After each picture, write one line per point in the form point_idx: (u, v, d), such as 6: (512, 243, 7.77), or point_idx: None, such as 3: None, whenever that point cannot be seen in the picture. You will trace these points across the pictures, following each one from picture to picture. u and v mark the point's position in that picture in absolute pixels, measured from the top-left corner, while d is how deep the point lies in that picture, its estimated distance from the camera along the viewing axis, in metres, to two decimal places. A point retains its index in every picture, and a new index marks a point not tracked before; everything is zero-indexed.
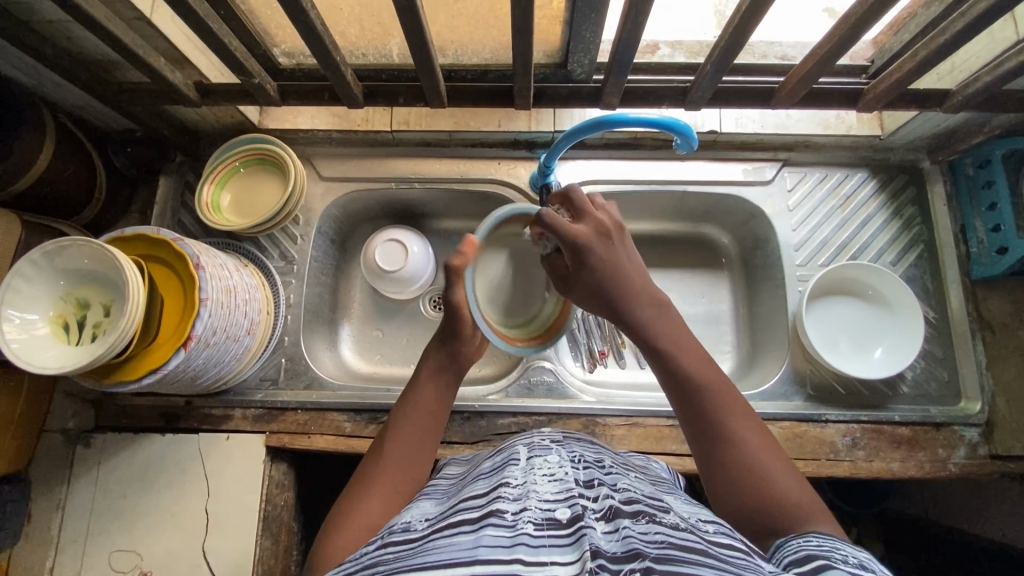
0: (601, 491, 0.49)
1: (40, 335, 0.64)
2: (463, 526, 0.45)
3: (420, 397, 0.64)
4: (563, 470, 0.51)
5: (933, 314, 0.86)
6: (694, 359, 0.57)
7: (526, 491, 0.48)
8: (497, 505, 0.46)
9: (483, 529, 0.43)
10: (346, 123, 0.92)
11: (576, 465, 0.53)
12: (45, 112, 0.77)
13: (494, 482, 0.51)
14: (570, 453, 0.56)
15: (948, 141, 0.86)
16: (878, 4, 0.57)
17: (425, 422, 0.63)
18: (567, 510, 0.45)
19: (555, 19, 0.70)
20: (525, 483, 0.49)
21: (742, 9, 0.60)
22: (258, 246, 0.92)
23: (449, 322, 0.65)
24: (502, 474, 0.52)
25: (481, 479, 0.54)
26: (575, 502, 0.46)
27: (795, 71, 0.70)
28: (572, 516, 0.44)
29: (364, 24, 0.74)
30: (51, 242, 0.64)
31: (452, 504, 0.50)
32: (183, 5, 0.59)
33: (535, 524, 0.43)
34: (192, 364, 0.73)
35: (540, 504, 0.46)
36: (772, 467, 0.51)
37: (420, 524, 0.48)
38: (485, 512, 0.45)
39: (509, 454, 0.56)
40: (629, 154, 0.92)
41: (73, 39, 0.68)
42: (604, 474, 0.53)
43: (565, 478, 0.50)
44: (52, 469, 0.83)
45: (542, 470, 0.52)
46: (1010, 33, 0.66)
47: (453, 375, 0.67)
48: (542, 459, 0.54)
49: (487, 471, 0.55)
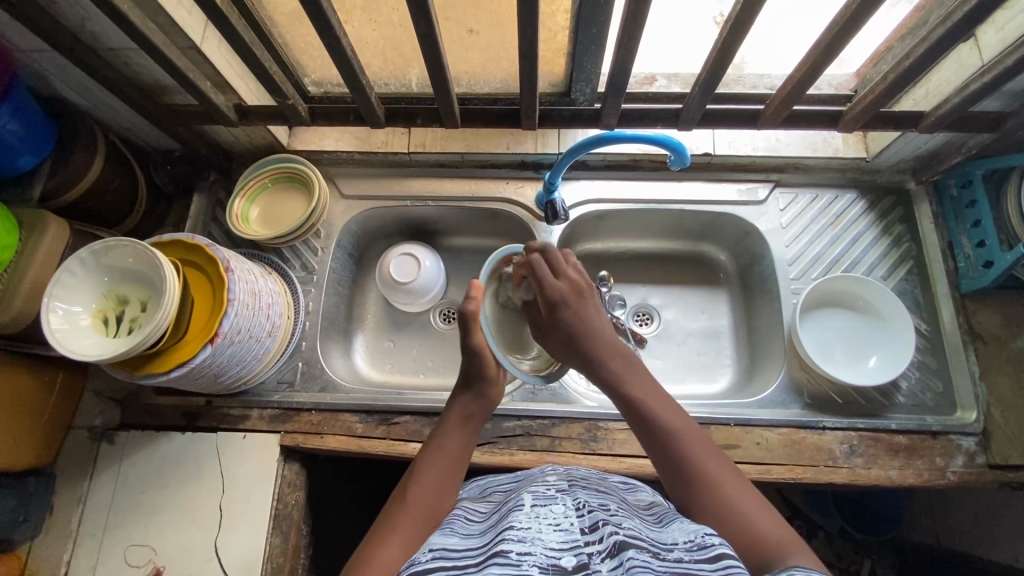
0: (606, 532, 0.50)
1: (83, 326, 0.70)
2: (469, 569, 0.48)
3: (447, 442, 0.68)
4: (568, 519, 0.53)
5: (925, 326, 0.89)
6: (666, 408, 0.63)
7: (531, 536, 0.50)
8: (503, 546, 0.49)
9: (489, 569, 0.46)
10: (368, 146, 0.99)
11: (581, 512, 0.54)
12: (98, 131, 0.86)
13: (500, 528, 0.53)
14: (575, 501, 0.57)
15: (931, 162, 0.91)
16: (846, 29, 0.64)
17: (450, 457, 0.67)
18: (573, 557, 0.47)
19: (560, 51, 0.79)
20: (530, 528, 0.51)
21: (723, 36, 0.67)
22: (281, 257, 0.98)
23: (470, 366, 0.75)
24: (508, 520, 0.54)
25: (489, 526, 0.56)
26: (581, 550, 0.48)
27: (777, 94, 0.77)
28: (578, 563, 0.47)
29: (387, 54, 0.83)
30: (101, 242, 0.71)
31: (460, 545, 0.53)
32: (231, 33, 0.68)
33: (540, 568, 0.46)
34: (218, 360, 0.77)
35: (546, 550, 0.48)
36: (747, 506, 0.55)
37: (425, 556, 0.51)
38: (491, 555, 0.48)
39: (514, 501, 0.58)
40: (629, 175, 0.98)
41: (131, 64, 0.76)
42: (609, 515, 0.54)
43: (570, 527, 0.52)
44: (77, 464, 0.87)
45: (547, 517, 0.53)
46: (975, 60, 0.73)
47: (474, 425, 0.72)
48: (547, 509, 0.55)
49: (493, 518, 0.57)
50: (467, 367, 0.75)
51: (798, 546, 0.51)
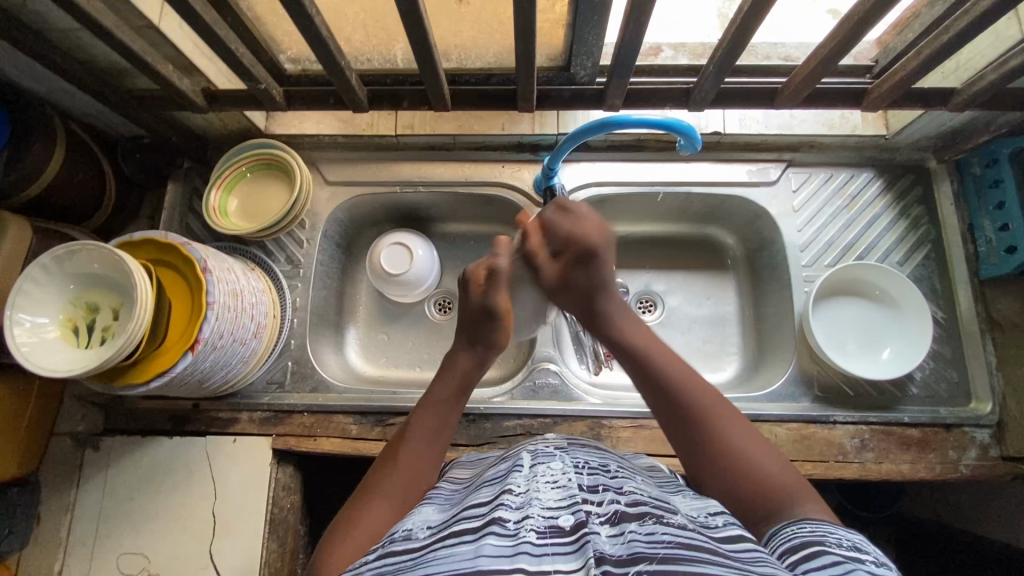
0: (606, 496, 0.47)
1: (50, 338, 0.65)
2: (465, 535, 0.44)
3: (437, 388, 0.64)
4: (566, 477, 0.50)
5: (941, 314, 0.86)
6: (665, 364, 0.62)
7: (528, 500, 0.47)
8: (499, 513, 0.45)
9: (484, 538, 0.42)
10: (351, 128, 0.93)
11: (580, 471, 0.51)
12: (56, 119, 0.79)
13: (497, 489, 0.50)
14: (574, 459, 0.54)
15: (954, 140, 0.85)
16: (880, 3, 0.57)
17: (438, 423, 0.62)
18: (571, 517, 0.44)
19: (558, 22, 0.71)
20: (528, 491, 0.48)
21: (743, 11, 0.60)
22: (265, 251, 0.92)
23: (483, 329, 0.67)
24: (506, 482, 0.51)
25: (487, 485, 0.53)
26: (579, 507, 0.45)
27: (798, 72, 0.71)
28: (576, 522, 0.43)
29: (369, 29, 0.75)
30: (63, 246, 0.65)
31: (455, 512, 0.49)
32: (192, 14, 0.60)
33: (538, 532, 0.42)
34: (199, 368, 0.73)
35: (542, 512, 0.45)
36: (758, 457, 0.55)
37: (423, 531, 0.47)
38: (486, 519, 0.45)
39: (513, 462, 0.55)
40: (633, 156, 0.92)
41: (84, 47, 0.69)
42: (609, 478, 0.51)
43: (569, 484, 0.49)
44: (62, 472, 0.84)
45: (545, 477, 0.51)
46: (1016, 30, 0.67)
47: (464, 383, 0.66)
48: (546, 466, 0.52)
49: (491, 479, 0.54)
50: (484, 330, 0.67)
51: (809, 498, 0.51)
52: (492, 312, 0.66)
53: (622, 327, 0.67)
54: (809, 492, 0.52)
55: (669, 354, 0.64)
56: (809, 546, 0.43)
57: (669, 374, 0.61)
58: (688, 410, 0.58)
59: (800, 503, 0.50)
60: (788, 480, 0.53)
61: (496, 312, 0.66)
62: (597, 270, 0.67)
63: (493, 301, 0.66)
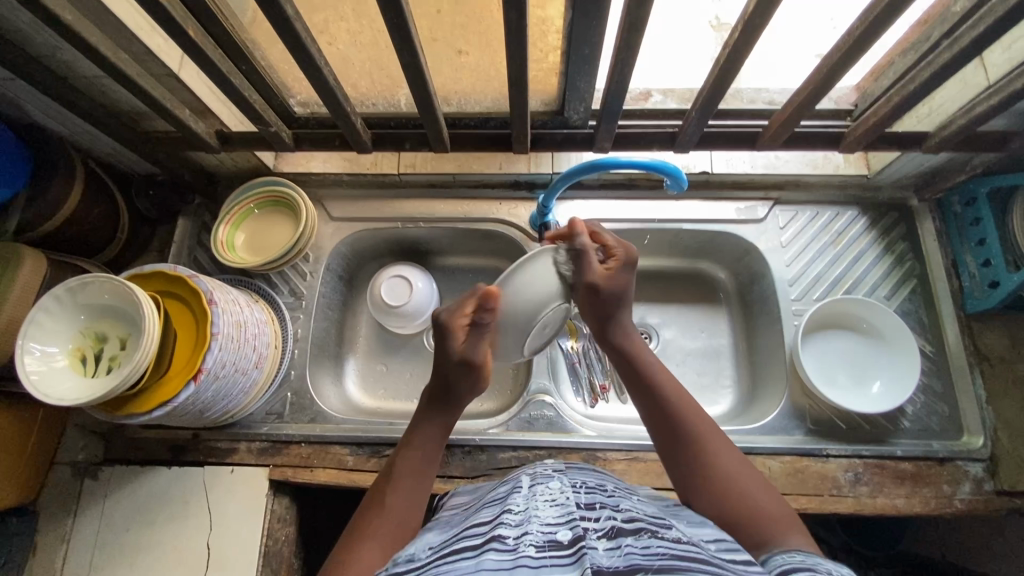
0: (603, 513, 0.48)
1: (59, 367, 0.67)
2: (466, 552, 0.45)
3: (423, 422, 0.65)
4: (564, 496, 0.51)
5: (930, 347, 0.87)
6: (671, 387, 0.63)
7: (528, 517, 0.48)
8: (499, 530, 0.46)
9: (485, 554, 0.43)
10: (356, 167, 0.98)
11: (578, 490, 0.52)
12: (76, 158, 0.83)
13: (498, 510, 0.51)
14: (572, 480, 0.55)
15: (934, 179, 0.89)
16: (847, 57, 0.61)
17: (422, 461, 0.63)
18: (569, 531, 0.45)
19: (552, 71, 0.76)
20: (526, 509, 0.49)
21: (721, 62, 0.64)
22: (269, 283, 0.95)
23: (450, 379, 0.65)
24: (506, 502, 0.52)
25: (487, 506, 0.53)
26: (577, 523, 0.46)
27: (777, 116, 0.75)
28: (573, 536, 0.44)
29: (374, 76, 0.81)
30: (75, 278, 0.68)
31: (457, 533, 0.50)
32: (210, 66, 0.65)
33: (537, 546, 0.43)
34: (201, 397, 0.74)
35: (541, 527, 0.46)
36: (751, 487, 0.56)
37: (424, 552, 0.48)
38: (486, 538, 0.45)
39: (513, 484, 0.56)
40: (625, 194, 0.95)
41: (107, 92, 0.74)
42: (606, 497, 0.52)
43: (567, 502, 0.50)
44: (60, 501, 0.85)
45: (544, 496, 0.51)
46: (981, 79, 0.71)
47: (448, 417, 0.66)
48: (545, 486, 0.53)
49: (492, 500, 0.55)
50: (454, 380, 0.65)
51: (799, 533, 0.51)
52: (472, 366, 0.64)
53: (631, 349, 0.67)
54: (801, 526, 0.53)
55: (668, 376, 0.65)
56: (798, 570, 0.44)
57: (665, 390, 0.63)
58: (686, 432, 0.60)
59: (787, 532, 0.51)
60: (777, 509, 0.54)
61: (475, 364, 0.64)
62: (630, 281, 0.67)
63: (473, 352, 0.64)
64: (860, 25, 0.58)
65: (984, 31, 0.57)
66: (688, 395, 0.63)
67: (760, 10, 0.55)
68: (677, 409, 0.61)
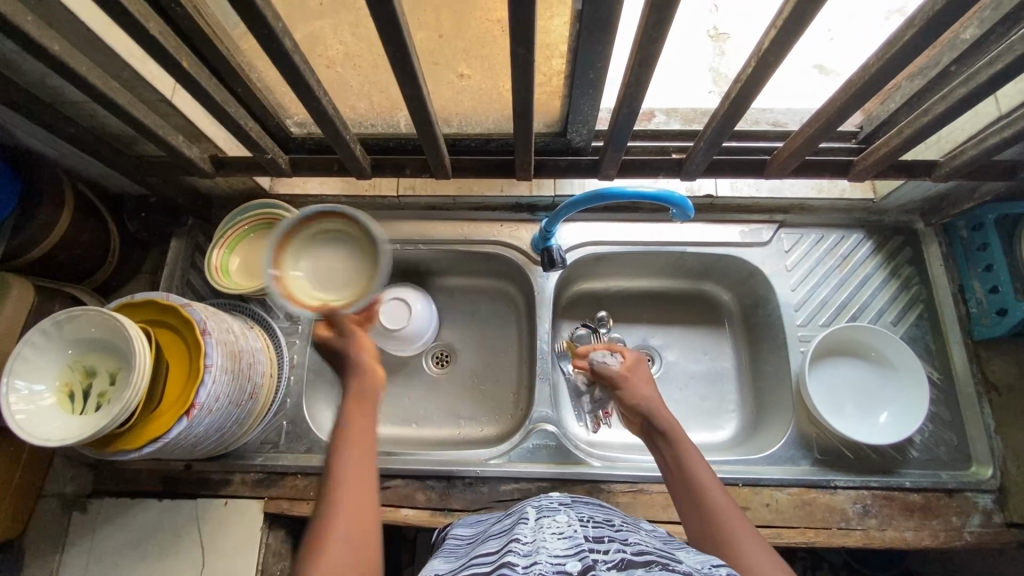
0: (612, 546, 0.46)
1: (47, 406, 0.64)
2: None
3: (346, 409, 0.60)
4: (572, 529, 0.49)
5: (936, 374, 0.86)
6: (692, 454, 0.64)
7: (536, 548, 0.46)
8: (506, 559, 0.44)
9: None
10: (353, 188, 0.96)
11: (586, 524, 0.51)
12: (66, 182, 0.81)
13: (504, 540, 0.49)
14: (579, 514, 0.53)
15: (939, 206, 0.88)
16: (862, 92, 0.59)
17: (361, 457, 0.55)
18: (578, 561, 0.43)
19: (555, 94, 0.74)
20: (535, 540, 0.47)
21: (733, 94, 0.62)
22: (264, 307, 0.93)
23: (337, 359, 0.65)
24: (513, 533, 0.50)
25: (492, 538, 0.52)
26: (586, 555, 0.44)
27: (787, 146, 0.73)
28: (583, 567, 0.42)
29: (373, 98, 0.79)
30: (64, 311, 0.66)
31: (464, 561, 0.48)
32: (206, 99, 0.63)
33: None
34: (193, 431, 0.72)
35: (550, 558, 0.44)
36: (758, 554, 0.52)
37: None
38: (495, 565, 0.43)
39: (518, 516, 0.55)
40: (628, 217, 0.94)
41: (97, 118, 0.72)
42: (614, 531, 0.50)
43: (574, 535, 0.48)
44: (46, 537, 0.81)
45: (551, 528, 0.50)
46: (992, 110, 0.70)
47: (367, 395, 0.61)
48: (551, 520, 0.52)
49: (497, 533, 0.53)
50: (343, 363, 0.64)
51: None
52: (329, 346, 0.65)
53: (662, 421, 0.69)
54: None
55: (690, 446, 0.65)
56: None
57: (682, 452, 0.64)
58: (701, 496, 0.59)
59: None
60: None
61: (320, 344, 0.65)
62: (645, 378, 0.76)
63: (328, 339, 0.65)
64: (875, 63, 0.56)
65: (1002, 69, 0.55)
66: (707, 467, 0.62)
67: (775, 46, 0.53)
68: (697, 473, 0.61)
